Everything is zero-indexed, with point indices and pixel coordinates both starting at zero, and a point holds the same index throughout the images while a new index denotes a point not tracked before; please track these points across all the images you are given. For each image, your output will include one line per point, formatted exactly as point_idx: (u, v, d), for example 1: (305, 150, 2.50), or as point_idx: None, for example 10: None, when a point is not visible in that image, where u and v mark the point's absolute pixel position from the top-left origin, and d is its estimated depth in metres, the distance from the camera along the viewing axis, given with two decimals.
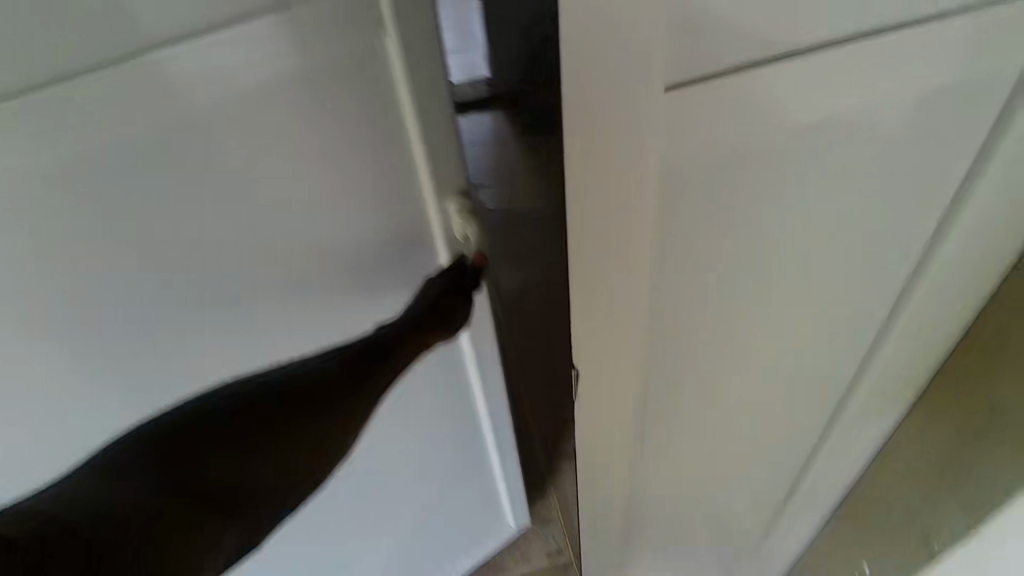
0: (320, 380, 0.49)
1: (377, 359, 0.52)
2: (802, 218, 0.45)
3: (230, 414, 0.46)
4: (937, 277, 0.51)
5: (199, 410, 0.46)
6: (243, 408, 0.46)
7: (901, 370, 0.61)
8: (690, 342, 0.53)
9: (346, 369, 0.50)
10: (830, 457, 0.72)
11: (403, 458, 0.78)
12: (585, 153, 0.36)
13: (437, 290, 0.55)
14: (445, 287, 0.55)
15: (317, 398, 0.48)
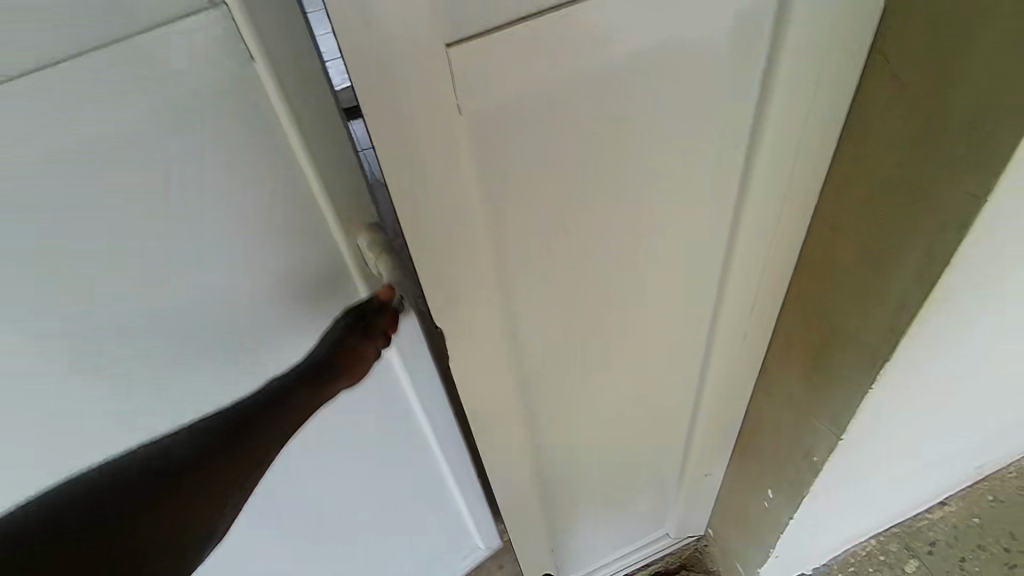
0: (202, 457, 0.42)
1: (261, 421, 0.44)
2: (626, 168, 0.47)
3: (110, 492, 0.40)
4: (771, 207, 0.55)
5: (87, 485, 0.40)
6: (125, 482, 0.40)
7: (754, 301, 0.65)
8: (535, 305, 0.55)
9: (230, 437, 0.43)
10: (719, 388, 0.76)
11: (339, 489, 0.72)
12: (387, 116, 0.38)
13: (337, 335, 0.47)
14: (348, 330, 0.47)
15: (201, 462, 0.42)
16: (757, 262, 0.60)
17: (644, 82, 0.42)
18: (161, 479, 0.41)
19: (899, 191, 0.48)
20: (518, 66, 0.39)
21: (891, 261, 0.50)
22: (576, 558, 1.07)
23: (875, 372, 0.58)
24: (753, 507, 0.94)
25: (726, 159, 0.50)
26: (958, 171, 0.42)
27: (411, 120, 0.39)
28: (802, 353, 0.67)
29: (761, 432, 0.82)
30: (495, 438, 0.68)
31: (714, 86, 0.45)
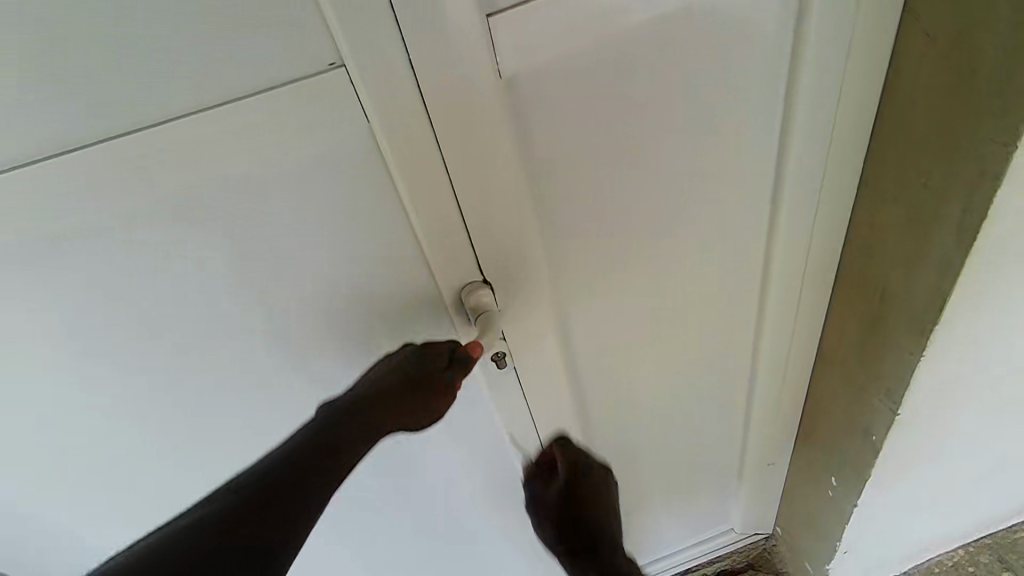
0: (317, 459, 0.48)
1: (360, 437, 0.49)
2: (663, 137, 0.50)
3: (244, 509, 0.45)
4: (815, 177, 0.56)
5: (223, 506, 0.45)
6: (256, 493, 0.46)
7: (804, 275, 0.65)
8: (587, 277, 0.59)
9: (334, 451, 0.48)
10: (774, 369, 0.77)
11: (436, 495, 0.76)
12: (437, 90, 0.42)
13: (419, 372, 0.50)
14: (427, 371, 0.50)
15: (317, 469, 0.48)
16: (805, 235, 0.61)
17: (682, 59, 0.46)
18: (286, 486, 0.47)
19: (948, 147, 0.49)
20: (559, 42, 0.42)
21: (933, 218, 0.52)
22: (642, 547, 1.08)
23: (926, 339, 0.57)
24: (823, 506, 0.92)
25: (764, 126, 0.52)
26: (998, 116, 0.44)
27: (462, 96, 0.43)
28: (856, 329, 0.67)
29: (829, 426, 0.81)
30: (556, 418, 0.72)
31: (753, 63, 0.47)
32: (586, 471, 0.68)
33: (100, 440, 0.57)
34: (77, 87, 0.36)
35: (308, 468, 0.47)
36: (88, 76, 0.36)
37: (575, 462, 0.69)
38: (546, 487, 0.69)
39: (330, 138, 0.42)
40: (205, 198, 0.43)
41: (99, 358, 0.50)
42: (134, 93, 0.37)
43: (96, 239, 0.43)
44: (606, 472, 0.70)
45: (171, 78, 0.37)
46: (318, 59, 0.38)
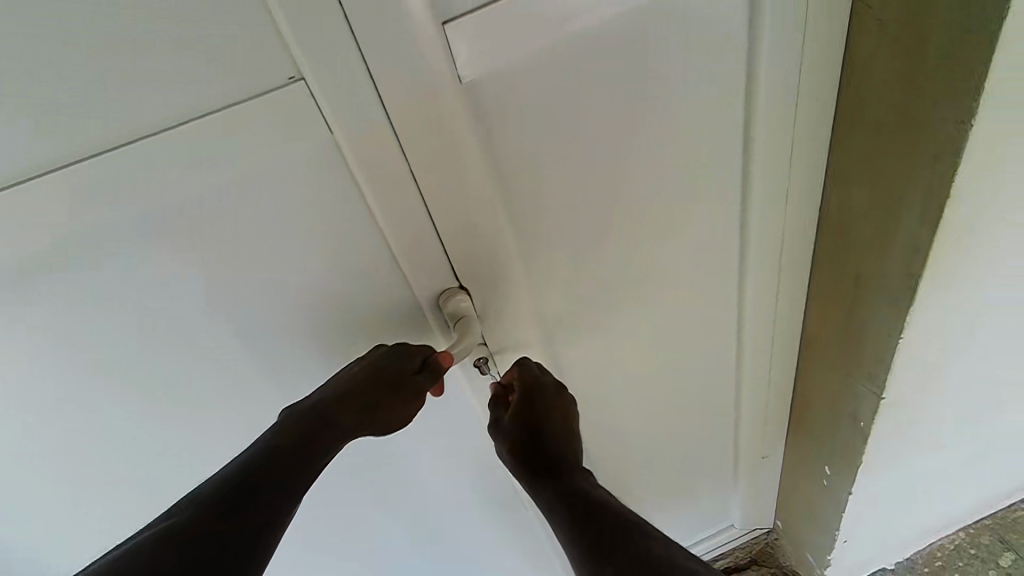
0: (283, 465, 0.46)
1: (327, 440, 0.47)
2: (627, 134, 0.50)
3: (204, 517, 0.41)
4: (782, 166, 0.57)
5: (180, 519, 0.41)
6: (218, 501, 0.42)
7: (781, 265, 0.66)
8: (564, 280, 0.59)
9: (300, 456, 0.46)
10: (759, 361, 0.77)
11: (431, 499, 0.76)
12: (398, 98, 0.42)
13: (392, 372, 0.48)
14: (401, 370, 0.48)
15: (283, 475, 0.45)
16: (779, 225, 0.62)
17: (643, 55, 0.46)
18: (251, 494, 0.43)
19: (915, 133, 0.49)
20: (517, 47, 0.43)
21: (899, 199, 0.53)
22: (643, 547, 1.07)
23: (904, 319, 0.58)
24: (820, 497, 0.92)
25: (728, 118, 0.52)
26: (960, 97, 0.44)
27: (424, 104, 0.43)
28: (836, 315, 0.67)
29: (819, 414, 0.81)
30: None
31: (715, 57, 0.48)
32: (543, 396, 0.61)
33: (83, 465, 0.57)
34: (32, 118, 0.36)
35: (274, 474, 0.45)
36: (44, 105, 0.36)
37: (523, 373, 0.62)
38: (505, 411, 0.63)
39: (296, 151, 0.42)
40: (171, 220, 0.43)
41: (89, 377, 0.50)
42: (90, 119, 0.37)
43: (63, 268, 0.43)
44: (560, 387, 0.64)
45: (128, 103, 0.37)
46: (275, 73, 0.38)
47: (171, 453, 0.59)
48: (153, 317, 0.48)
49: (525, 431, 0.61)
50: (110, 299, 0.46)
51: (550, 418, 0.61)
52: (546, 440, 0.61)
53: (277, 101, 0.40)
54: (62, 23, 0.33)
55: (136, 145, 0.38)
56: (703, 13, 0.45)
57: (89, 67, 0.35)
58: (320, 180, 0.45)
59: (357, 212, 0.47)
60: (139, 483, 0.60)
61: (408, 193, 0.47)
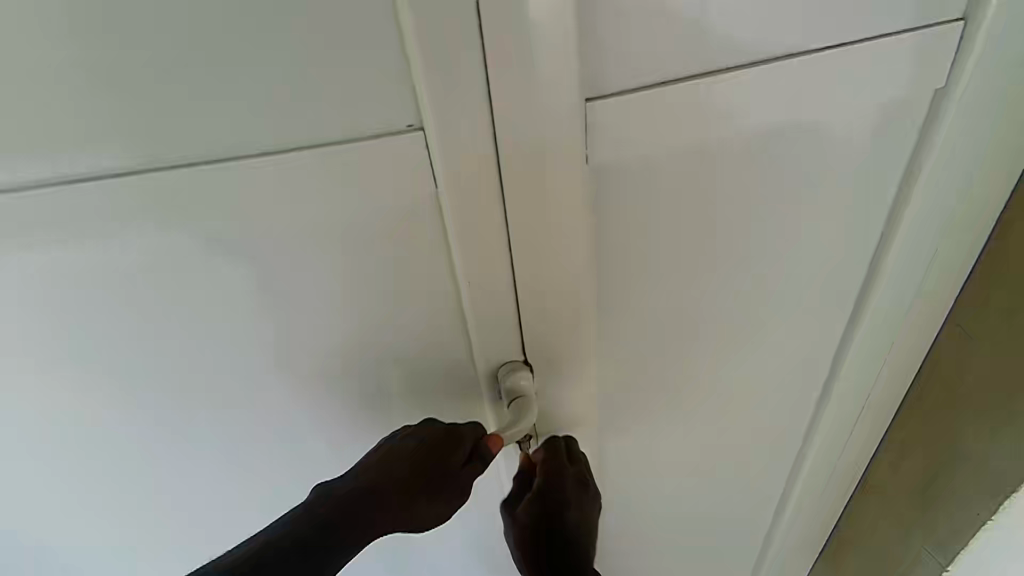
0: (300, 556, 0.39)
1: (360, 530, 0.41)
2: (745, 245, 0.46)
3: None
4: (898, 303, 0.52)
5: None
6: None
7: (863, 403, 0.61)
8: (634, 373, 0.54)
9: (324, 543, 0.40)
10: (811, 493, 0.70)
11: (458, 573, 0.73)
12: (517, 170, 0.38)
13: (433, 447, 0.45)
14: (443, 445, 0.45)
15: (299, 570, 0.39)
16: (874, 359, 0.56)
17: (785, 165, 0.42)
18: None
19: None
20: (659, 136, 0.38)
21: None
22: None
23: None
24: None
25: (850, 244, 0.48)
26: None
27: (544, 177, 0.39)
28: (920, 464, 0.63)
29: (865, 563, 0.73)
30: None
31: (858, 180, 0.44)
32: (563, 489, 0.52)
33: (83, 461, 0.53)
34: (108, 115, 0.33)
35: (289, 565, 0.39)
36: (105, 106, 0.33)
37: (550, 452, 0.54)
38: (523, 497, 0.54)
39: (394, 197, 0.39)
40: (243, 238, 0.40)
41: (117, 374, 0.46)
42: (171, 126, 0.34)
43: (118, 265, 0.40)
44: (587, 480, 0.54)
45: (202, 114, 0.34)
46: (395, 116, 0.35)
47: (183, 467, 0.54)
48: (200, 329, 0.44)
49: (540, 526, 0.52)
50: (162, 302, 0.42)
51: (572, 519, 0.53)
52: (566, 543, 0.52)
53: (392, 145, 0.36)
54: (100, 25, 0.30)
55: (217, 158, 0.35)
56: (859, 132, 0.41)
57: (197, 69, 0.32)
58: (411, 230, 0.41)
59: (439, 268, 0.43)
60: (142, 488, 0.56)
61: (500, 260, 0.43)
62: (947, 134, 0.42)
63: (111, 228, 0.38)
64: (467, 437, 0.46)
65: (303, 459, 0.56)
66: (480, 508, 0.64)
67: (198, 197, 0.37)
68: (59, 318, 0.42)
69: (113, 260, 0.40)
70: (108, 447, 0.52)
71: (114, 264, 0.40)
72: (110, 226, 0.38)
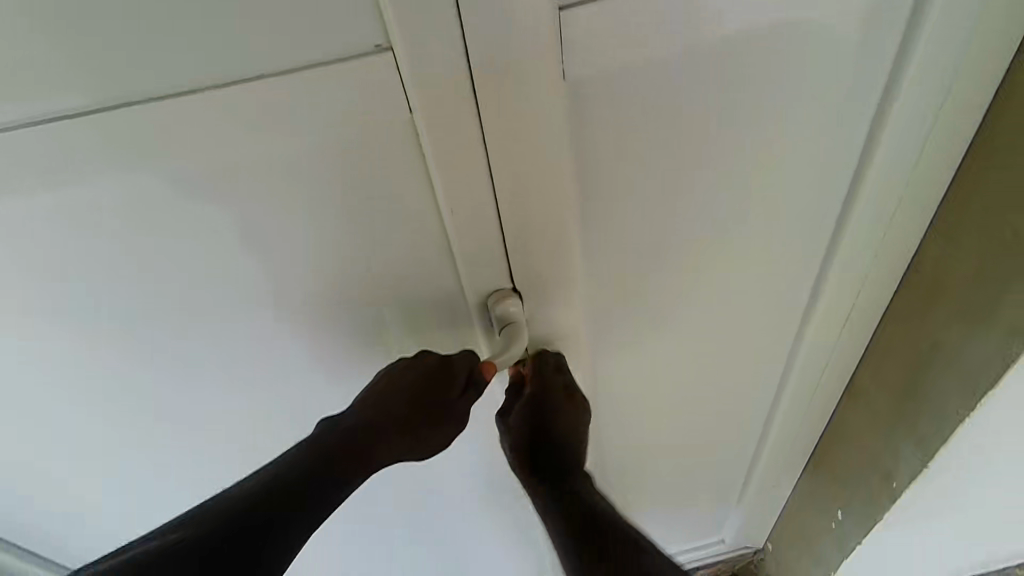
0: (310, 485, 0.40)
1: (366, 456, 0.42)
2: (728, 157, 0.46)
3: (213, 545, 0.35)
4: (882, 213, 0.52)
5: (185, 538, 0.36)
6: (234, 526, 0.36)
7: (850, 314, 0.62)
8: (622, 293, 0.55)
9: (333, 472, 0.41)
10: (798, 398, 0.73)
11: (456, 499, 0.74)
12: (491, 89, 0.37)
13: (432, 374, 0.44)
14: (441, 372, 0.44)
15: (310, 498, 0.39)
16: (860, 268, 0.57)
17: (769, 72, 0.41)
18: (271, 524, 0.37)
19: None
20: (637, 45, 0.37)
21: (1008, 278, 0.48)
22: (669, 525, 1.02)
23: (978, 401, 0.53)
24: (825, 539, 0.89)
25: (836, 151, 0.47)
26: None
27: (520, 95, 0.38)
28: (897, 377, 0.63)
29: (849, 463, 0.77)
30: None
31: (843, 84, 0.43)
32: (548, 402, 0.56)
33: (87, 406, 0.54)
34: (59, 50, 0.32)
35: (300, 495, 0.39)
36: (52, 40, 0.31)
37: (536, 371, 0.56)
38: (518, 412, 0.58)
39: (368, 124, 0.37)
40: (220, 173, 0.39)
41: (106, 320, 0.46)
42: (124, 57, 0.32)
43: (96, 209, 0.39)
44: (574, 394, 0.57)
45: (154, 42, 0.32)
46: (363, 37, 0.33)
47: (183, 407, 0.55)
48: (183, 271, 0.44)
49: (530, 431, 0.57)
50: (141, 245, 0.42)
51: (559, 423, 0.57)
52: (552, 443, 0.58)
53: (361, 69, 0.35)
54: None
55: (179, 92, 0.34)
56: (846, 34, 0.40)
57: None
58: (389, 159, 0.40)
59: (420, 197, 0.43)
60: (145, 429, 0.57)
61: (481, 186, 0.42)
62: (940, 33, 0.40)
63: (80, 169, 0.37)
64: (462, 362, 0.45)
65: (303, 393, 0.57)
66: (478, 437, 0.65)
67: (164, 132, 0.36)
68: (39, 265, 0.42)
69: (85, 203, 0.39)
70: (106, 391, 0.52)
71: (87, 207, 0.39)
72: (78, 167, 0.36)
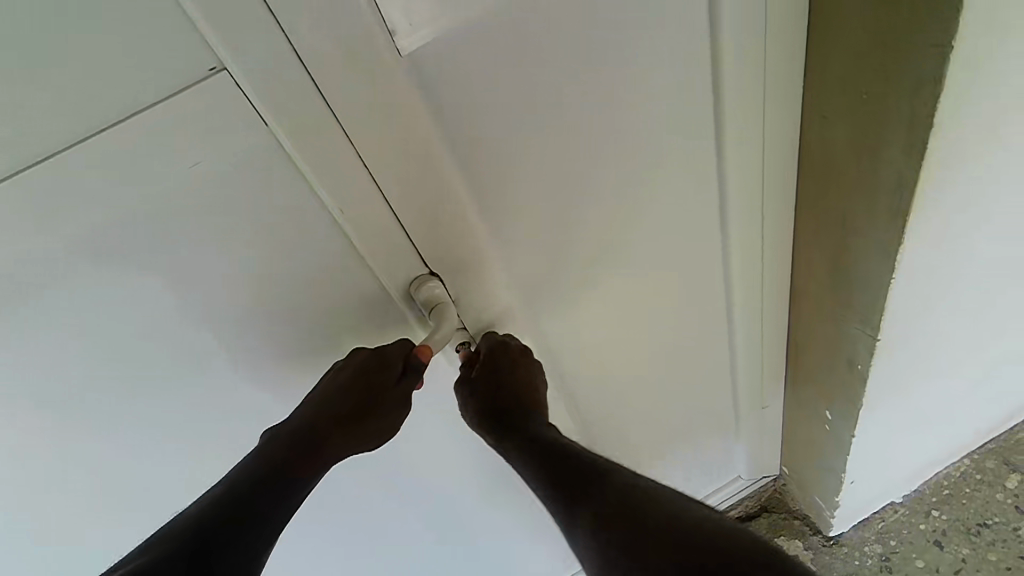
0: (258, 496, 0.47)
1: (308, 465, 0.49)
2: (590, 95, 0.48)
3: (178, 560, 0.42)
4: (755, 109, 0.54)
5: (152, 557, 0.43)
6: (192, 543, 0.43)
7: (764, 216, 0.64)
8: (539, 251, 0.56)
9: (279, 482, 0.48)
10: (750, 312, 0.75)
11: (426, 484, 0.71)
12: (336, 82, 0.39)
13: (365, 376, 0.49)
14: (372, 373, 0.49)
15: (260, 511, 0.47)
16: (757, 165, 0.59)
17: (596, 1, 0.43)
18: (231, 531, 0.45)
19: (899, 59, 0.46)
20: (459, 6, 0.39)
21: (881, 136, 0.51)
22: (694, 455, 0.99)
23: (895, 257, 0.56)
24: (824, 442, 0.91)
25: (692, 62, 0.49)
26: (947, 18, 0.41)
27: (365, 78, 0.40)
28: (826, 263, 0.66)
29: (819, 360, 0.78)
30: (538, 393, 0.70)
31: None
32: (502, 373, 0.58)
33: (61, 495, 0.55)
34: None
35: (259, 500, 0.47)
36: None
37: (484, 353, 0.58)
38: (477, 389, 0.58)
39: (232, 147, 0.39)
40: (104, 237, 0.39)
41: (47, 397, 0.47)
42: None
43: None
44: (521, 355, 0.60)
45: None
46: (193, 64, 0.34)
47: (155, 462, 0.56)
48: (105, 332, 0.44)
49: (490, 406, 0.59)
50: (55, 318, 0.42)
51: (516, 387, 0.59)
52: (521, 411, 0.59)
53: (204, 96, 0.36)
54: None
55: (35, 160, 0.34)
56: None
57: None
58: (264, 177, 0.41)
59: (308, 206, 0.44)
60: (124, 494, 0.57)
61: (362, 178, 0.44)
62: None
63: None
64: (395, 355, 0.49)
65: (265, 424, 0.58)
66: (452, 429, 0.66)
67: (36, 202, 0.36)
68: None
69: None
70: (75, 467, 0.53)
71: None
72: None
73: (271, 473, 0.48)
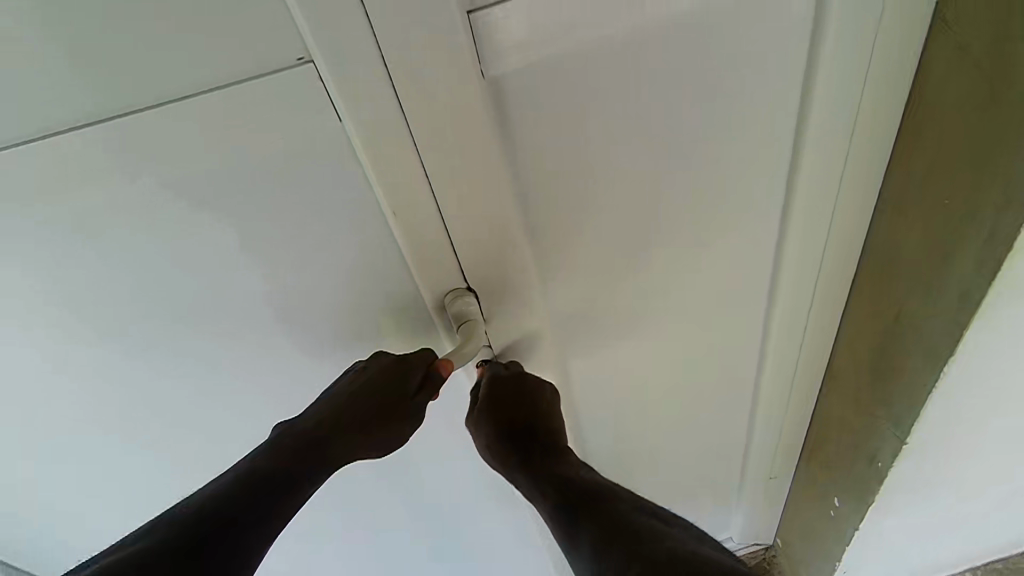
0: (266, 490, 0.47)
1: (319, 463, 0.49)
2: (663, 144, 0.47)
3: (180, 542, 0.42)
4: (826, 189, 0.53)
5: (158, 537, 0.43)
6: (196, 528, 0.43)
7: (813, 296, 0.63)
8: (578, 285, 0.56)
9: (288, 479, 0.48)
10: (779, 382, 0.73)
11: (429, 486, 0.73)
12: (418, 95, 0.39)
13: (383, 380, 0.50)
14: (392, 379, 0.50)
15: (267, 503, 0.46)
16: (817, 243, 0.57)
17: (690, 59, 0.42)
18: (236, 522, 0.44)
19: (991, 172, 0.44)
20: (551, 41, 0.39)
21: (953, 246, 0.49)
22: (692, 509, 0.97)
23: (941, 367, 0.54)
24: (826, 529, 0.88)
25: (773, 131, 0.48)
26: None
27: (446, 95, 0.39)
28: (869, 353, 0.64)
29: (837, 446, 0.76)
30: None
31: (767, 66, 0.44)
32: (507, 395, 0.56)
33: (63, 428, 0.56)
34: None
35: (266, 492, 0.47)
36: None
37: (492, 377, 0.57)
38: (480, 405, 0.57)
39: (302, 138, 0.39)
40: (163, 199, 0.40)
41: (82, 334, 0.48)
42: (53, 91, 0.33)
43: (40, 243, 0.41)
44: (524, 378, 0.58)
45: (78, 75, 0.33)
46: (282, 52, 0.35)
47: (170, 410, 0.57)
48: (149, 284, 0.45)
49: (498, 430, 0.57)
50: (104, 264, 0.43)
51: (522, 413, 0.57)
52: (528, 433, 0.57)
53: (287, 84, 0.36)
54: None
55: (108, 117, 0.35)
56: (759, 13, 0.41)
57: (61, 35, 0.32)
58: (329, 170, 0.41)
59: (365, 205, 0.44)
60: (135, 434, 0.59)
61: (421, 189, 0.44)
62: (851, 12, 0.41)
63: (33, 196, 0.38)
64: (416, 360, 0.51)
65: (280, 398, 0.59)
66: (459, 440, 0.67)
67: (106, 157, 0.37)
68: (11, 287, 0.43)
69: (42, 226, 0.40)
70: (94, 401, 0.54)
71: (45, 231, 0.40)
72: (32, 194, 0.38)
73: (279, 465, 0.48)
